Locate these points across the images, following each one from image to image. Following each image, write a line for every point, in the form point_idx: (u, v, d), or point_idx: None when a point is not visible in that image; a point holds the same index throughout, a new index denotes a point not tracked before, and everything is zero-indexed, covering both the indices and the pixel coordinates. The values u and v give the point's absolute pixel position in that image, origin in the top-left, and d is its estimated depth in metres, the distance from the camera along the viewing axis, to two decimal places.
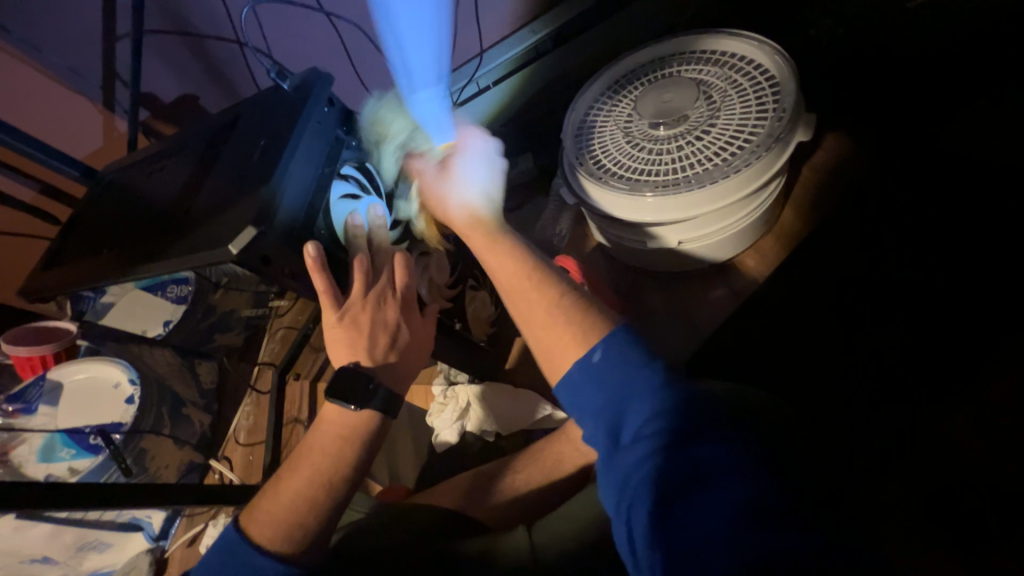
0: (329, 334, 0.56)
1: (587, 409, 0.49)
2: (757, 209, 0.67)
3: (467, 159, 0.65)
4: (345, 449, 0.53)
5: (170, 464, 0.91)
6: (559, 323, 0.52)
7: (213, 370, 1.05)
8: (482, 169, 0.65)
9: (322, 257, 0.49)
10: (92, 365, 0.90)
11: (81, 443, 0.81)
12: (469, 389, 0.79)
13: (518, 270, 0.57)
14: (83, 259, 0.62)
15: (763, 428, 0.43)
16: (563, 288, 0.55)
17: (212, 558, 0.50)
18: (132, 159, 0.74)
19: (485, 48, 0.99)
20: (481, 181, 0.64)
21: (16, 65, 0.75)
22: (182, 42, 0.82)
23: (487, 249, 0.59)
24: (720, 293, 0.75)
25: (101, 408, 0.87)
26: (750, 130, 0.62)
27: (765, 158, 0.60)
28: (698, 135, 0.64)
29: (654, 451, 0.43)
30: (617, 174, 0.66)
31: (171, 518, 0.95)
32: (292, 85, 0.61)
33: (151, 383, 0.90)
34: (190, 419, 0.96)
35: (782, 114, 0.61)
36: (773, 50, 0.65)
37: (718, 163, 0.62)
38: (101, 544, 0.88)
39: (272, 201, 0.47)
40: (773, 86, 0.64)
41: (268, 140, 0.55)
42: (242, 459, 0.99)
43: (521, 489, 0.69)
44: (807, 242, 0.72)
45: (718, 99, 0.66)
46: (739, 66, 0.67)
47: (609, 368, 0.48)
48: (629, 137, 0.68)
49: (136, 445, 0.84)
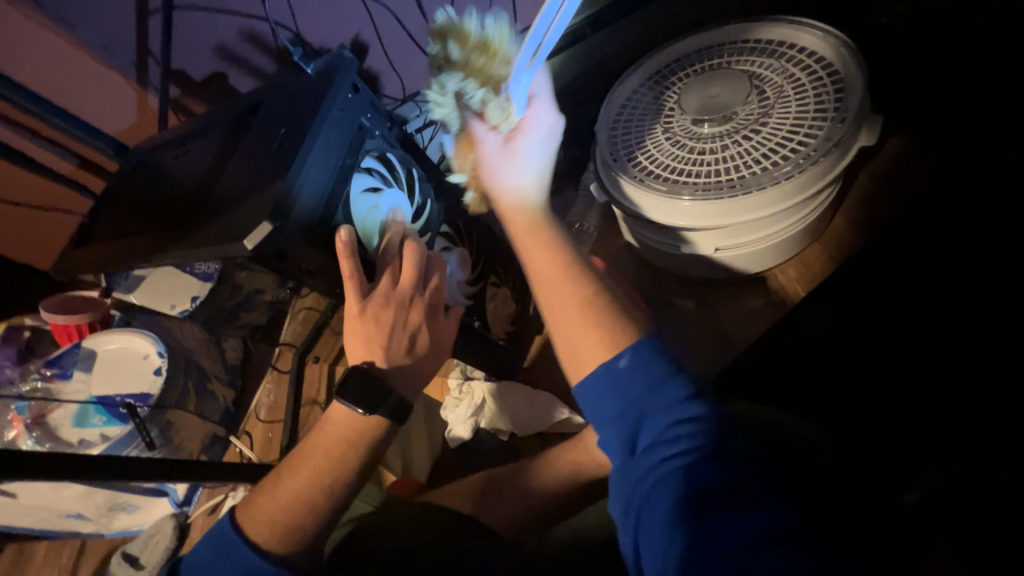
0: (349, 326, 0.53)
1: (607, 415, 0.45)
2: (803, 218, 0.62)
3: (532, 132, 0.55)
4: (347, 455, 0.51)
5: (194, 436, 0.95)
6: (590, 322, 0.46)
7: (238, 347, 1.09)
8: (540, 146, 0.56)
9: (353, 243, 0.48)
10: (125, 336, 0.94)
11: (112, 412, 0.85)
12: (485, 386, 0.79)
13: (556, 261, 0.50)
14: (110, 239, 0.63)
15: (797, 466, 0.40)
16: (598, 285, 0.48)
17: (208, 552, 0.49)
18: (163, 139, 0.74)
19: (519, 30, 0.98)
20: (543, 159, 0.56)
21: (49, 38, 0.75)
22: (210, 18, 0.80)
23: (528, 235, 0.52)
24: (754, 303, 0.73)
25: (131, 380, 0.90)
26: (806, 132, 0.57)
27: (823, 161, 0.55)
28: (746, 135, 0.59)
29: (668, 463, 0.41)
30: (653, 173, 0.62)
31: (194, 487, 0.99)
32: (315, 69, 0.58)
33: (177, 355, 0.94)
34: (213, 394, 1.00)
35: (844, 117, 0.55)
36: (838, 42, 0.59)
37: (765, 168, 0.57)
38: (130, 506, 0.93)
39: (288, 193, 0.44)
40: (836, 84, 0.57)
41: (290, 128, 0.52)
42: (261, 435, 1.04)
43: (533, 496, 0.66)
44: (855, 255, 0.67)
45: (772, 94, 0.60)
46: (799, 58, 0.61)
47: (633, 374, 0.44)
48: (669, 135, 0.63)
49: (161, 418, 0.87)
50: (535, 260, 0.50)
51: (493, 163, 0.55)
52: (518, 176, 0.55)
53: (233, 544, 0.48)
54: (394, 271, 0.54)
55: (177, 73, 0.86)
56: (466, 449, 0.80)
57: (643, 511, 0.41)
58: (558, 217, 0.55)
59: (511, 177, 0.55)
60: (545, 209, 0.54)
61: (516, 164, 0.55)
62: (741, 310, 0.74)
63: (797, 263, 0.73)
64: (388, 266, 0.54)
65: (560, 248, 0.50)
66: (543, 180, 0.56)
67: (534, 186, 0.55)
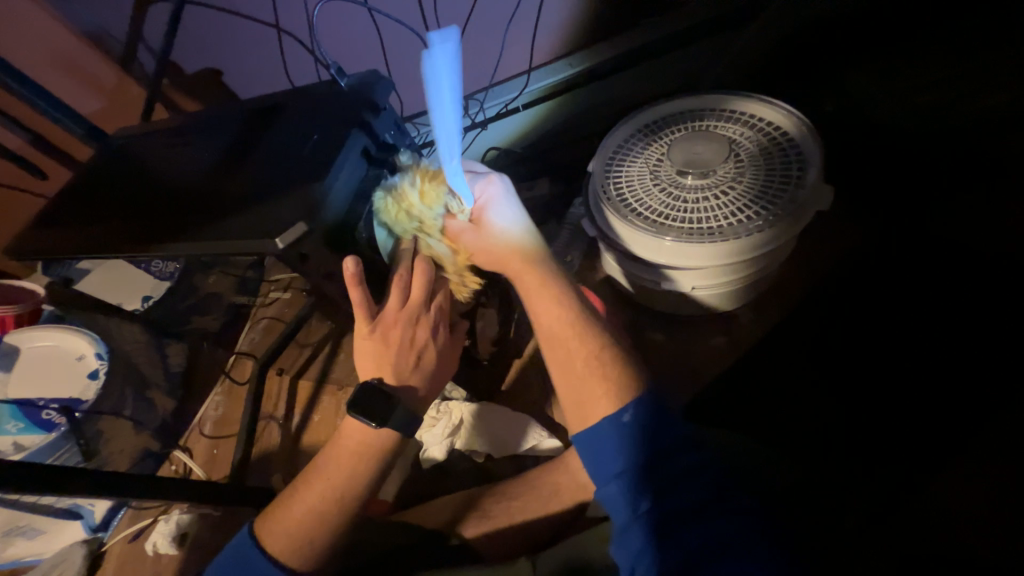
0: (357, 344, 0.53)
1: (608, 471, 0.45)
2: (765, 268, 0.70)
3: (496, 199, 0.57)
4: (361, 470, 0.51)
5: (125, 450, 0.85)
6: (597, 373, 0.48)
7: (183, 352, 0.96)
8: (513, 205, 0.58)
9: (360, 272, 0.48)
10: (56, 333, 0.84)
11: (31, 417, 0.76)
12: (464, 407, 0.79)
13: (560, 314, 0.52)
14: (81, 225, 0.59)
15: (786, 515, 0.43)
16: (602, 337, 0.51)
17: (224, 558, 0.51)
18: (149, 128, 0.71)
19: (534, 65, 0.98)
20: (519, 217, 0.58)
21: (38, 14, 0.73)
22: (217, 17, 0.80)
23: (532, 287, 0.54)
24: (720, 342, 0.80)
25: (59, 382, 0.81)
26: (773, 194, 0.65)
27: (785, 221, 0.63)
28: (721, 191, 0.67)
29: (675, 520, 0.41)
30: (642, 215, 0.68)
31: (115, 509, 0.88)
32: (349, 82, 0.59)
33: (117, 362, 0.83)
34: (153, 404, 0.89)
35: (804, 186, 0.65)
36: (800, 122, 0.69)
37: (738, 222, 0.64)
38: (31, 531, 0.80)
39: (321, 199, 0.47)
40: (799, 157, 0.67)
41: (321, 135, 0.54)
42: (204, 451, 0.95)
43: (516, 519, 0.65)
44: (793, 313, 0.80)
45: (745, 159, 0.69)
46: (768, 131, 0.70)
47: (640, 426, 0.45)
48: (657, 182, 0.70)
49: (91, 427, 0.78)
50: (541, 316, 0.53)
51: (477, 234, 0.55)
52: (506, 238, 0.55)
53: (249, 554, 0.50)
54: (404, 291, 0.53)
55: (170, 65, 0.83)
56: (438, 472, 0.79)
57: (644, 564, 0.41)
58: (556, 265, 0.57)
59: (495, 241, 0.55)
60: (542, 261, 0.56)
61: (496, 231, 0.56)
62: (710, 346, 0.80)
63: (757, 309, 0.81)
64: (397, 284, 0.53)
65: (564, 303, 0.53)
66: (530, 236, 0.57)
67: (524, 243, 0.56)
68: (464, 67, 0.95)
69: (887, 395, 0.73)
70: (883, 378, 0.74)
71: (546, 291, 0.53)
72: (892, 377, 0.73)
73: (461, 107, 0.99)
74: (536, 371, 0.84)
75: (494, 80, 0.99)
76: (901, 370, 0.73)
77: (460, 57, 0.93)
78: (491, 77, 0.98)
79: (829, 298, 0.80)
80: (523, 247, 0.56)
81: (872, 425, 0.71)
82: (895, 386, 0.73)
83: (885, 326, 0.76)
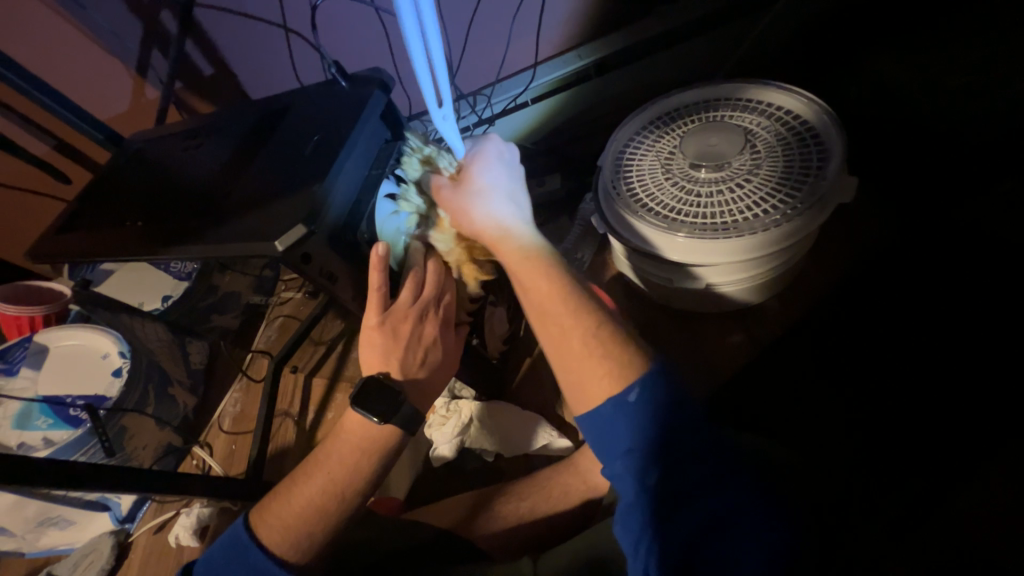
0: (363, 335, 0.53)
1: (614, 450, 0.43)
2: (783, 263, 0.68)
3: (488, 160, 0.55)
4: (363, 463, 0.51)
5: (148, 445, 0.87)
6: (595, 356, 0.45)
7: (203, 350, 1.00)
8: (506, 172, 0.56)
9: (387, 256, 0.49)
10: (84, 333, 0.87)
11: (59, 414, 0.78)
12: (473, 405, 0.77)
13: (556, 291, 0.48)
14: (100, 227, 0.60)
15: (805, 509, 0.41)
16: (601, 314, 0.47)
17: (217, 553, 0.50)
18: (163, 131, 0.72)
19: (539, 61, 0.97)
20: (510, 186, 0.55)
21: (59, 23, 0.75)
22: (227, 19, 0.80)
23: (517, 266, 0.50)
24: (736, 339, 0.78)
25: (86, 378, 0.84)
26: (792, 186, 0.62)
27: (806, 214, 0.60)
28: (737, 184, 0.64)
29: (682, 500, 0.40)
30: (652, 209, 0.66)
31: (140, 501, 0.91)
32: (350, 82, 0.60)
33: (141, 358, 0.86)
34: (175, 400, 0.92)
35: (826, 177, 0.61)
36: (822, 109, 0.66)
37: (754, 216, 0.62)
38: (63, 521, 0.84)
39: (323, 200, 0.47)
40: (820, 148, 0.64)
41: (322, 136, 0.54)
42: (223, 447, 0.97)
43: (524, 517, 0.65)
44: (811, 309, 0.77)
45: (763, 150, 0.66)
46: (788, 120, 0.67)
47: (649, 411, 0.42)
48: (668, 175, 0.68)
49: (114, 423, 0.80)
50: (533, 292, 0.49)
51: (456, 195, 0.53)
52: (486, 201, 0.53)
53: (244, 548, 0.49)
54: (417, 285, 0.54)
55: (183, 68, 0.85)
56: (449, 469, 0.79)
57: (646, 548, 0.40)
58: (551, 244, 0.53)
59: (477, 206, 0.53)
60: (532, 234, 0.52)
61: (479, 194, 0.53)
62: (726, 342, 0.78)
63: (776, 304, 0.78)
64: (411, 280, 0.54)
65: (563, 281, 0.49)
66: (518, 205, 0.54)
67: (508, 211, 0.53)
68: (472, 65, 0.95)
69: (918, 394, 0.69)
70: (914, 377, 0.70)
71: (540, 264, 0.50)
72: (923, 374, 0.70)
73: (467, 105, 1.00)
74: (547, 367, 0.82)
75: (500, 76, 0.98)
76: (931, 367, 0.70)
77: (466, 53, 0.92)
78: (497, 73, 0.97)
79: (851, 293, 0.77)
80: (514, 224, 0.52)
81: (903, 426, 0.68)
82: (926, 386, 0.69)
83: (913, 321, 0.73)
